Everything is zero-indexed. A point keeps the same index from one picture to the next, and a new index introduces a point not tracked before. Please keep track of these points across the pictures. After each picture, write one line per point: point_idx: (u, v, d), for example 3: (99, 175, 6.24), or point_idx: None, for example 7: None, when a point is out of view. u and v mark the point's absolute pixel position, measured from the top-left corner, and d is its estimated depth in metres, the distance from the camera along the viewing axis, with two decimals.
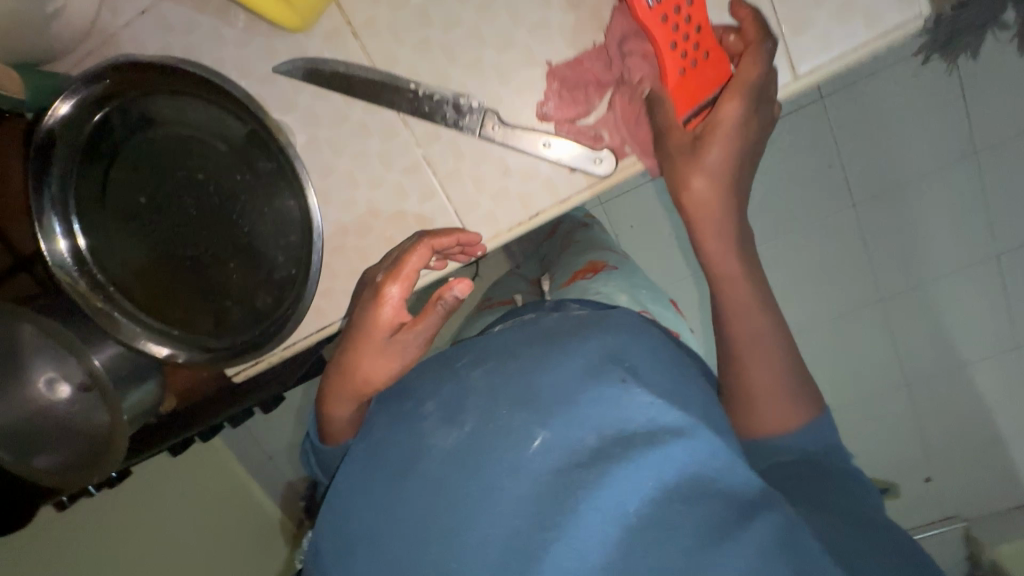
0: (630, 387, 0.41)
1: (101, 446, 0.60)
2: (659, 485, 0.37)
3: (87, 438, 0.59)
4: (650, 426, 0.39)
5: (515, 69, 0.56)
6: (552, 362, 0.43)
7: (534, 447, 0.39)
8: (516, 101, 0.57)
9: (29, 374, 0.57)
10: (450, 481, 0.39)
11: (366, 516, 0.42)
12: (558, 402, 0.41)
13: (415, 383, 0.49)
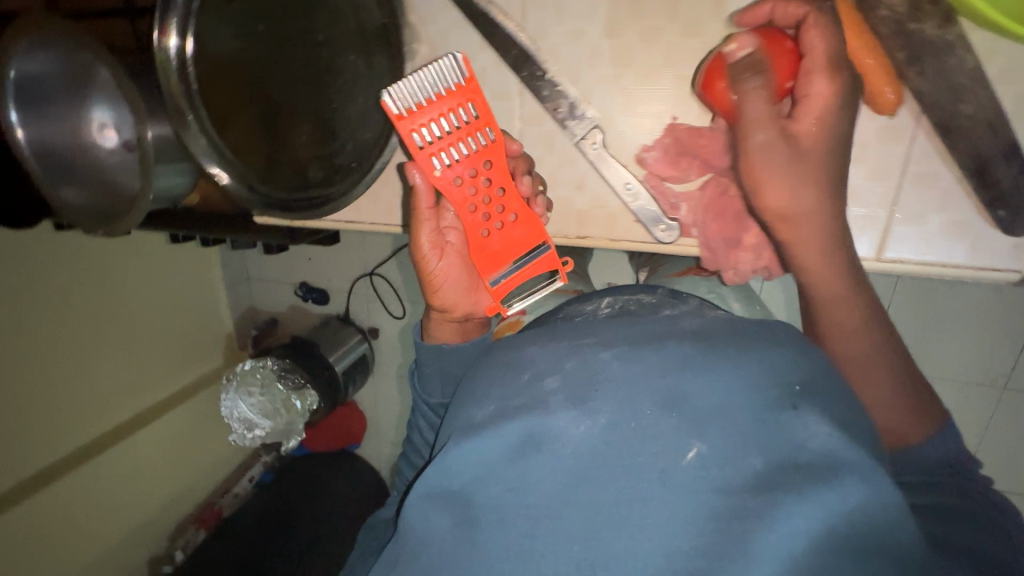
0: (802, 414, 0.40)
1: (115, 206, 0.69)
2: (838, 520, 0.37)
3: (112, 194, 0.69)
4: (817, 457, 0.39)
5: (647, 109, 0.66)
6: (737, 371, 0.43)
7: (690, 456, 0.40)
8: (628, 135, 0.67)
9: (89, 106, 0.67)
10: (637, 484, 0.40)
11: (490, 484, 0.45)
12: (712, 412, 0.41)
13: (535, 353, 0.51)
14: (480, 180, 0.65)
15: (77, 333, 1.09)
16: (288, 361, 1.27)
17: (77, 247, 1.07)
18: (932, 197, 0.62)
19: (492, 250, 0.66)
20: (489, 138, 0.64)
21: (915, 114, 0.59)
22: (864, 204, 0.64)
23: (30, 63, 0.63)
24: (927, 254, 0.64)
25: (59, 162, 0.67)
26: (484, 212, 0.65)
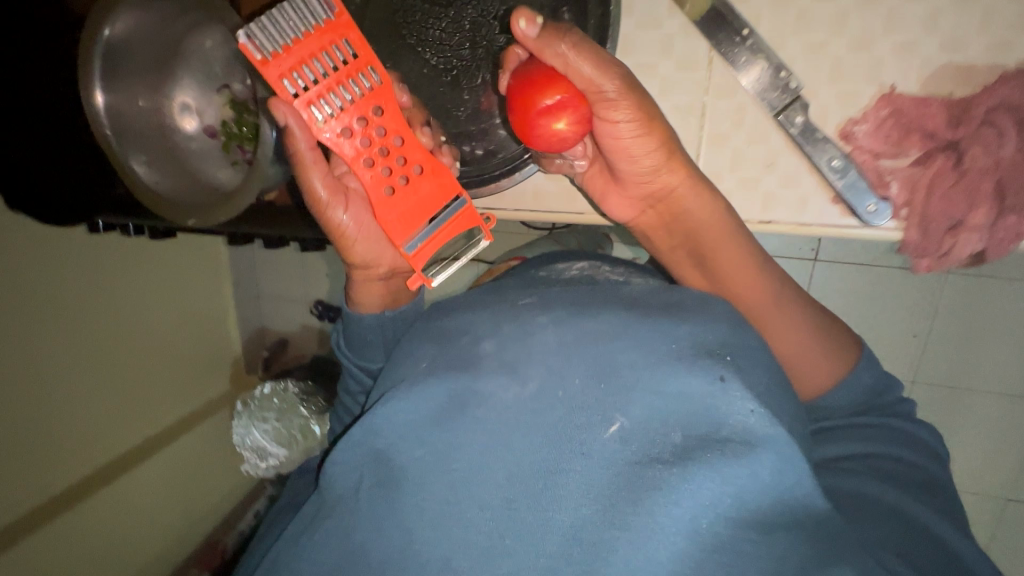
0: (727, 389, 0.44)
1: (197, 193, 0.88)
2: (736, 500, 0.41)
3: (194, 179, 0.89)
4: (731, 431, 0.43)
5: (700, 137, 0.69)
6: (668, 358, 0.47)
7: (612, 430, 0.44)
8: None
9: (175, 103, 0.88)
10: (564, 458, 0.43)
11: (418, 446, 0.47)
12: (641, 390, 0.45)
13: (476, 320, 0.56)
14: (363, 142, 0.61)
15: (115, 347, 1.26)
16: (308, 386, 1.40)
17: (111, 266, 1.23)
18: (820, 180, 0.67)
19: (395, 214, 0.63)
20: (369, 82, 0.59)
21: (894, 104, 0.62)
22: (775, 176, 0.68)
23: (117, 38, 0.80)
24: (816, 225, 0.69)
25: (130, 134, 0.85)
26: (381, 170, 0.62)
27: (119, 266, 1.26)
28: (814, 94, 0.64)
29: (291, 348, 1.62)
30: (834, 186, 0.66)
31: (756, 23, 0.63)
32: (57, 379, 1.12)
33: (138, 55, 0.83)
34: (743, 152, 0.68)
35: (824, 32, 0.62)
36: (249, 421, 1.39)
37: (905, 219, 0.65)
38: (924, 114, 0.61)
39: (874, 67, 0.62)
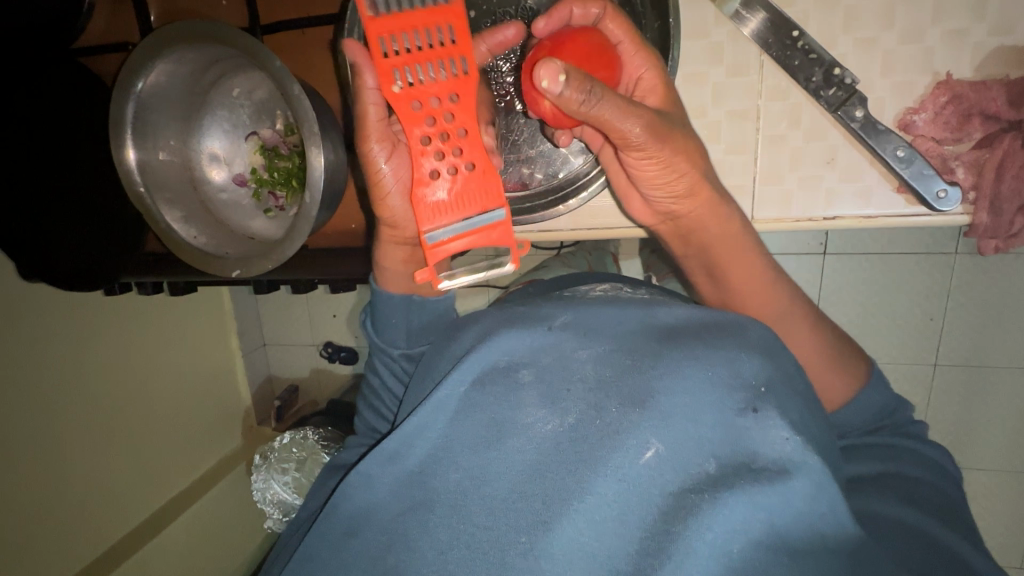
0: (763, 421, 0.41)
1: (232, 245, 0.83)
2: (771, 529, 0.39)
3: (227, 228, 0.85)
4: (764, 460, 0.40)
5: (744, 145, 0.69)
6: (705, 382, 0.43)
7: (646, 456, 0.41)
8: None
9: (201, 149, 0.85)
10: (594, 483, 0.41)
11: (452, 470, 0.45)
12: (677, 416, 0.42)
13: (513, 345, 0.50)
14: (423, 115, 0.53)
15: (139, 413, 1.16)
16: (330, 430, 1.31)
17: (134, 328, 1.16)
18: (872, 174, 0.67)
19: (431, 196, 0.54)
20: (458, 63, 0.53)
21: (948, 99, 0.63)
22: (828, 169, 0.68)
23: (150, 87, 0.76)
24: (867, 211, 0.68)
25: (158, 187, 0.80)
26: (434, 144, 0.53)
27: (142, 326, 1.18)
28: (868, 88, 0.65)
29: (302, 396, 1.56)
30: (899, 174, 0.65)
31: (804, 24, 0.64)
32: (81, 450, 1.04)
33: (166, 103, 0.80)
34: (802, 151, 0.68)
35: (874, 28, 0.63)
36: (268, 475, 1.29)
37: (972, 202, 0.65)
38: (985, 97, 0.61)
39: (927, 56, 0.63)
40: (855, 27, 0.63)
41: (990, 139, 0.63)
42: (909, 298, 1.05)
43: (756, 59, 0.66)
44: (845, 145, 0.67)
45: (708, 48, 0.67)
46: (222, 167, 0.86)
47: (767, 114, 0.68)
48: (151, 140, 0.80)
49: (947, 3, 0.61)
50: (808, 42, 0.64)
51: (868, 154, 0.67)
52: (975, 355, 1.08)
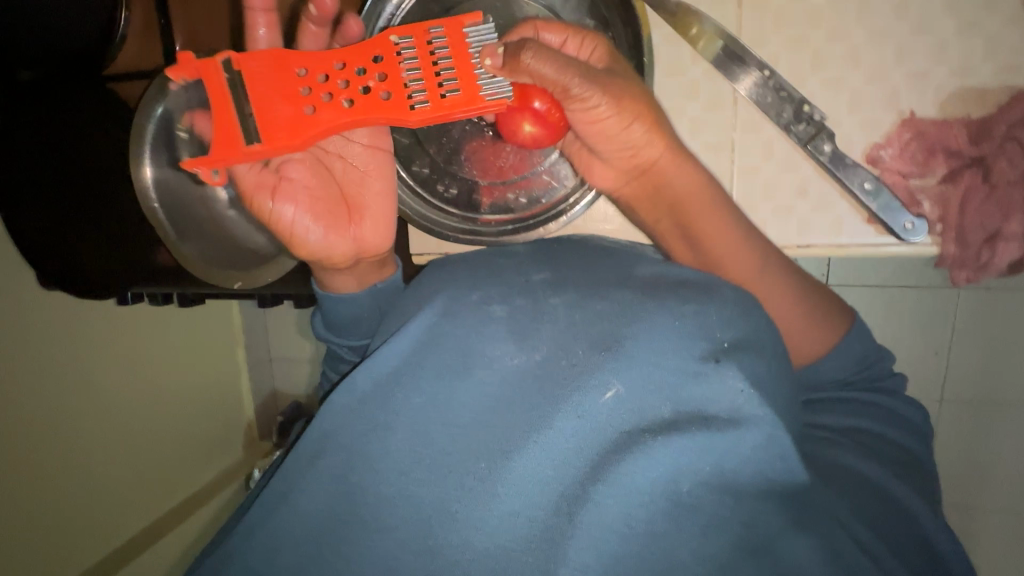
0: (722, 370, 0.45)
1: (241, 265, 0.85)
2: (716, 467, 0.44)
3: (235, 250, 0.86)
4: (714, 411, 0.45)
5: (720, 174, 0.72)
6: (665, 329, 0.47)
7: (608, 395, 0.45)
8: None
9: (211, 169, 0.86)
10: (552, 413, 0.45)
11: (413, 394, 0.49)
12: (643, 359, 0.46)
13: (493, 292, 0.53)
14: (335, 65, 0.52)
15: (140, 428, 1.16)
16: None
17: (137, 341, 1.15)
18: (841, 205, 0.70)
19: (286, 70, 0.52)
20: (414, 98, 0.52)
21: (913, 136, 0.66)
22: (799, 199, 0.71)
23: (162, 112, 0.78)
24: (837, 240, 0.71)
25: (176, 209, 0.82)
26: (307, 88, 0.52)
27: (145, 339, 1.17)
28: (836, 124, 0.68)
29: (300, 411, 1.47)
30: (866, 206, 0.68)
31: (774, 65, 0.68)
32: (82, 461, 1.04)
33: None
34: (775, 181, 0.71)
35: (840, 68, 0.67)
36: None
37: (940, 234, 0.67)
38: (947, 134, 0.64)
39: (891, 95, 0.66)
40: (824, 66, 0.67)
41: (955, 172, 0.65)
42: None
43: (731, 96, 0.70)
44: (818, 177, 0.70)
45: (685, 85, 0.71)
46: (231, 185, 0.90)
47: (742, 146, 0.71)
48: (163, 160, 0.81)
49: (908, 46, 0.65)
50: (780, 81, 0.68)
51: (837, 186, 0.70)
52: None
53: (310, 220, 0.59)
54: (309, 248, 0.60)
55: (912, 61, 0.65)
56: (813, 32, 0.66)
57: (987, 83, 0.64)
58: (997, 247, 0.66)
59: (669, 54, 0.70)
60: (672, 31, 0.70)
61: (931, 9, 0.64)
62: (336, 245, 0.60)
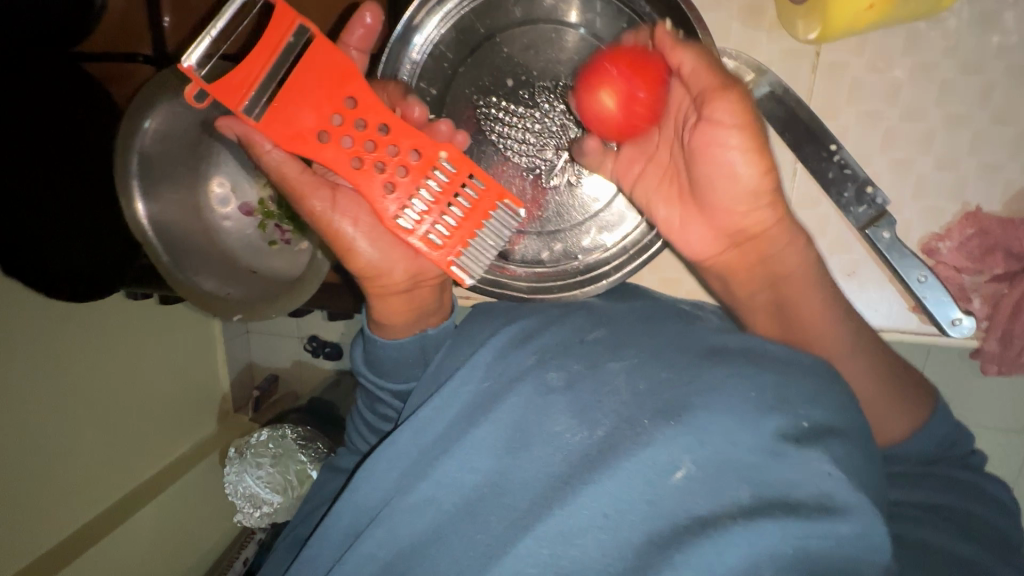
0: (807, 458, 0.42)
1: (239, 292, 0.81)
2: (801, 556, 0.40)
3: (236, 272, 0.84)
4: (801, 497, 0.42)
5: None
6: (735, 402, 0.45)
7: (678, 473, 0.44)
8: None
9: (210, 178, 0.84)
10: (614, 489, 0.44)
11: (469, 471, 0.50)
12: (713, 433, 0.44)
13: (551, 356, 0.53)
14: (377, 127, 0.50)
15: (105, 408, 1.06)
16: (309, 429, 1.21)
17: (107, 318, 1.05)
18: (886, 291, 0.68)
19: (335, 89, 0.49)
20: (404, 211, 0.52)
21: (976, 230, 0.63)
22: (844, 279, 0.68)
23: (151, 140, 0.75)
24: (879, 324, 0.69)
25: (172, 237, 0.80)
26: (337, 113, 0.49)
27: (115, 319, 1.07)
28: (897, 209, 0.65)
29: (281, 387, 1.38)
30: (916, 296, 0.65)
31: (842, 138, 0.64)
32: (36, 441, 0.95)
33: (172, 154, 0.79)
34: (825, 260, 0.68)
35: (910, 150, 0.63)
36: (242, 468, 1.20)
37: (983, 330, 0.66)
38: (1010, 235, 0.62)
39: (958, 186, 0.63)
40: (894, 145, 0.63)
41: (1008, 273, 0.63)
42: None
43: (789, 168, 0.66)
44: (864, 262, 0.67)
45: None
46: (230, 204, 0.85)
47: (792, 220, 0.67)
48: (157, 188, 0.79)
49: (986, 136, 0.61)
50: (846, 158, 0.63)
51: (883, 273, 0.67)
52: None
53: (355, 234, 0.57)
54: (358, 258, 0.58)
55: (985, 152, 0.61)
56: (887, 108, 0.62)
57: None
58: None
59: None
60: None
61: (1016, 98, 0.59)
62: (376, 273, 0.58)
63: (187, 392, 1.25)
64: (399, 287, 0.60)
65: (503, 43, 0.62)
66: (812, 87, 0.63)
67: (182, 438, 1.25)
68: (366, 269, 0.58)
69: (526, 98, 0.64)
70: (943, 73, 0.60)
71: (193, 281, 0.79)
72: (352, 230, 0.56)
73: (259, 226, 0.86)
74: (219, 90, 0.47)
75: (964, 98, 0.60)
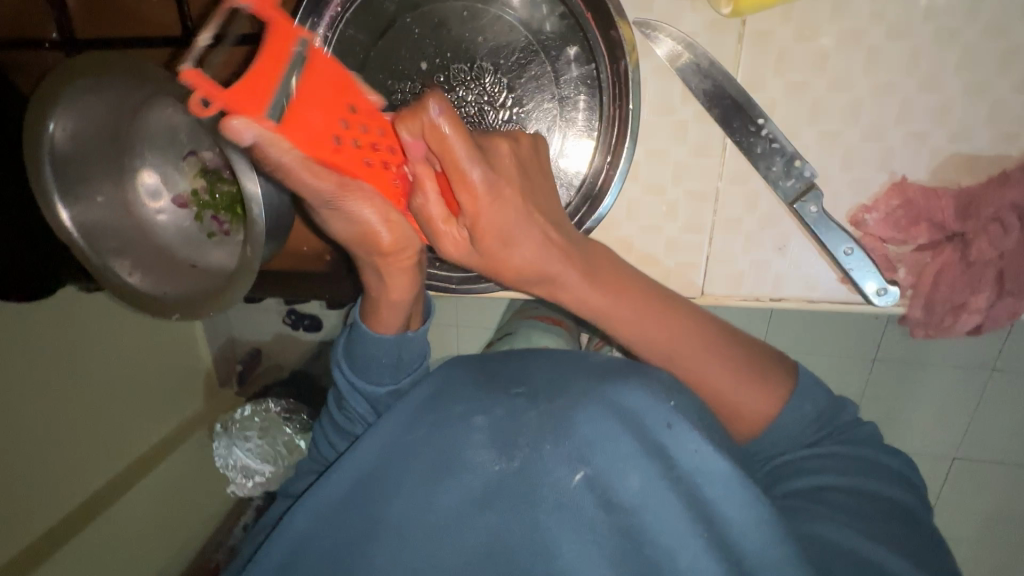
0: (676, 435, 0.49)
1: (170, 288, 0.79)
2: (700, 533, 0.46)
3: (172, 267, 0.82)
4: (694, 479, 0.49)
5: (694, 218, 0.68)
6: (638, 430, 0.50)
7: (576, 477, 0.49)
8: (673, 242, 0.70)
9: (139, 172, 0.81)
10: (541, 513, 0.48)
11: (393, 501, 0.51)
12: (597, 445, 0.50)
13: (480, 400, 0.56)
14: (378, 130, 0.48)
15: (92, 393, 1.07)
16: (293, 402, 1.24)
17: (80, 311, 1.04)
18: (815, 261, 0.68)
19: (339, 94, 0.44)
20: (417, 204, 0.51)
21: (904, 201, 0.63)
22: (778, 251, 0.68)
23: (61, 143, 0.72)
24: (812, 293, 0.70)
25: (102, 238, 0.78)
26: (343, 119, 0.45)
27: (88, 309, 1.06)
28: (825, 181, 0.64)
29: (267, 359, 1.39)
30: (842, 267, 0.66)
31: (771, 112, 0.62)
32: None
33: (90, 154, 0.76)
34: (755, 235, 0.68)
35: (838, 122, 0.62)
36: (230, 442, 1.23)
37: (909, 298, 0.67)
38: (934, 205, 0.62)
39: (885, 155, 0.62)
40: (823, 116, 0.61)
41: (932, 241, 0.64)
42: (878, 350, 1.04)
43: (717, 143, 0.64)
44: (800, 237, 0.67)
45: (671, 128, 0.64)
46: (161, 199, 0.83)
47: (720, 195, 0.67)
48: (84, 191, 0.77)
49: (914, 104, 0.60)
50: (774, 132, 0.62)
51: (815, 245, 0.67)
52: (938, 410, 1.09)
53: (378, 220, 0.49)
54: (384, 245, 0.52)
55: (910, 121, 0.60)
56: (813, 79, 0.60)
57: (984, 148, 0.60)
58: (964, 319, 0.67)
59: (659, 93, 0.63)
60: (664, 61, 0.61)
61: (945, 62, 0.58)
62: (399, 252, 0.53)
63: (165, 372, 1.25)
64: (409, 269, 0.56)
65: (413, 22, 0.59)
66: (741, 56, 0.60)
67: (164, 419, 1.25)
68: (391, 251, 0.53)
69: (442, 81, 0.60)
70: (869, 40, 0.58)
71: (123, 279, 0.78)
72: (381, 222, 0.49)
73: (196, 218, 0.84)
74: (234, 96, 0.37)
75: (892, 65, 0.58)
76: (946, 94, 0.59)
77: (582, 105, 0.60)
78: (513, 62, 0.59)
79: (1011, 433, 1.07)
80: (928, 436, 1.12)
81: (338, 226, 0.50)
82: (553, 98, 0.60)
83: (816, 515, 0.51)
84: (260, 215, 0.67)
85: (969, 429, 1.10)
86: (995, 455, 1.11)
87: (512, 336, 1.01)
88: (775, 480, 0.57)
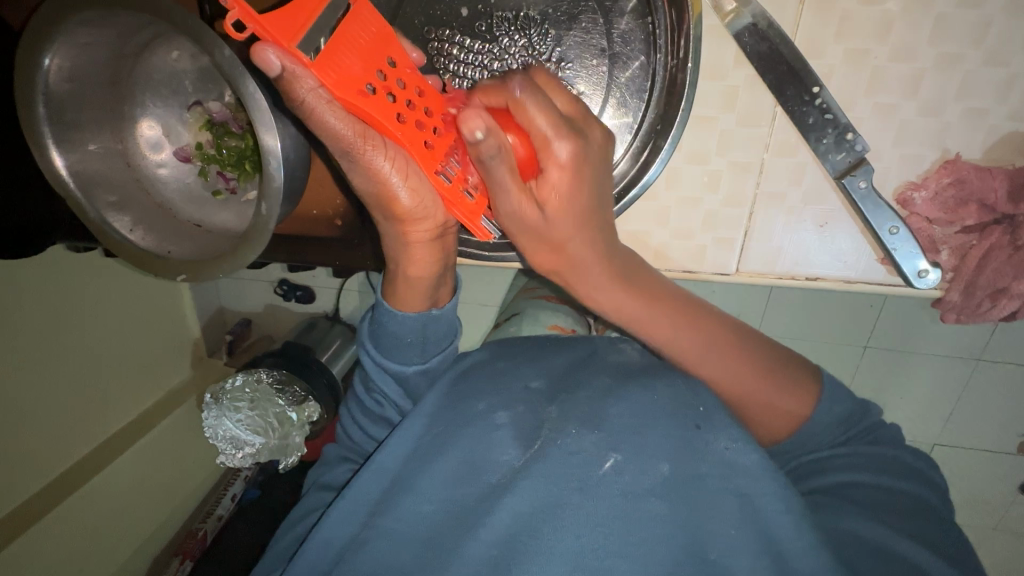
0: (705, 434, 0.49)
1: (170, 248, 0.74)
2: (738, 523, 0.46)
3: (171, 227, 0.77)
4: (727, 480, 0.47)
5: (734, 191, 0.65)
6: (674, 428, 0.49)
7: (605, 467, 0.47)
8: (712, 215, 0.67)
9: (140, 121, 0.75)
10: (568, 497, 0.46)
11: (425, 501, 0.50)
12: (626, 434, 0.49)
13: (507, 398, 0.54)
14: (414, 89, 0.49)
15: (77, 357, 1.02)
16: (283, 372, 1.15)
17: (66, 272, 0.98)
18: (851, 241, 0.66)
19: (382, 47, 0.47)
20: (444, 170, 0.51)
21: (956, 181, 0.61)
22: (817, 230, 0.66)
23: (56, 81, 0.64)
24: (850, 273, 0.68)
25: (99, 190, 0.71)
26: (381, 71, 0.46)
27: (76, 272, 1.00)
28: (876, 156, 0.62)
29: (256, 331, 1.38)
30: (885, 247, 0.64)
31: (827, 80, 0.59)
32: None
33: (89, 98, 0.69)
34: (798, 210, 0.65)
35: (896, 95, 0.59)
36: (220, 413, 1.15)
37: (948, 281, 0.67)
38: (986, 186, 0.60)
39: (941, 132, 0.60)
40: (882, 86, 0.59)
41: (979, 224, 0.63)
42: (878, 338, 1.04)
43: (767, 112, 0.61)
44: (841, 217, 0.65)
45: (719, 96, 0.61)
46: (163, 151, 0.78)
47: (764, 169, 0.64)
48: (78, 137, 0.70)
49: (976, 78, 0.57)
50: (830, 101, 0.59)
51: (856, 224, 0.65)
52: (933, 400, 1.10)
53: (398, 177, 0.49)
54: (400, 206, 0.51)
55: (971, 96, 0.58)
56: (876, 46, 0.57)
57: None
58: (1002, 307, 0.67)
59: (714, 56, 0.59)
60: (720, 20, 0.57)
61: (1012, 36, 0.55)
62: (417, 217, 0.52)
63: (153, 339, 1.20)
64: (427, 241, 0.55)
65: None
66: (805, 14, 0.56)
67: (150, 388, 1.20)
68: (409, 217, 0.52)
69: (483, 30, 0.56)
70: (939, 7, 0.54)
71: (120, 234, 0.71)
72: (399, 179, 0.49)
73: (199, 174, 0.80)
74: (268, 20, 0.40)
75: (960, 35, 0.56)
76: (1010, 69, 0.56)
77: (638, 63, 0.57)
78: (562, 10, 0.55)
79: (999, 424, 1.10)
80: (921, 425, 1.13)
81: (360, 183, 0.51)
82: (600, 54, 0.57)
83: (859, 500, 0.51)
84: (278, 170, 0.63)
85: (950, 421, 1.12)
86: (973, 447, 1.14)
87: (518, 318, 0.98)
88: (810, 479, 0.55)
